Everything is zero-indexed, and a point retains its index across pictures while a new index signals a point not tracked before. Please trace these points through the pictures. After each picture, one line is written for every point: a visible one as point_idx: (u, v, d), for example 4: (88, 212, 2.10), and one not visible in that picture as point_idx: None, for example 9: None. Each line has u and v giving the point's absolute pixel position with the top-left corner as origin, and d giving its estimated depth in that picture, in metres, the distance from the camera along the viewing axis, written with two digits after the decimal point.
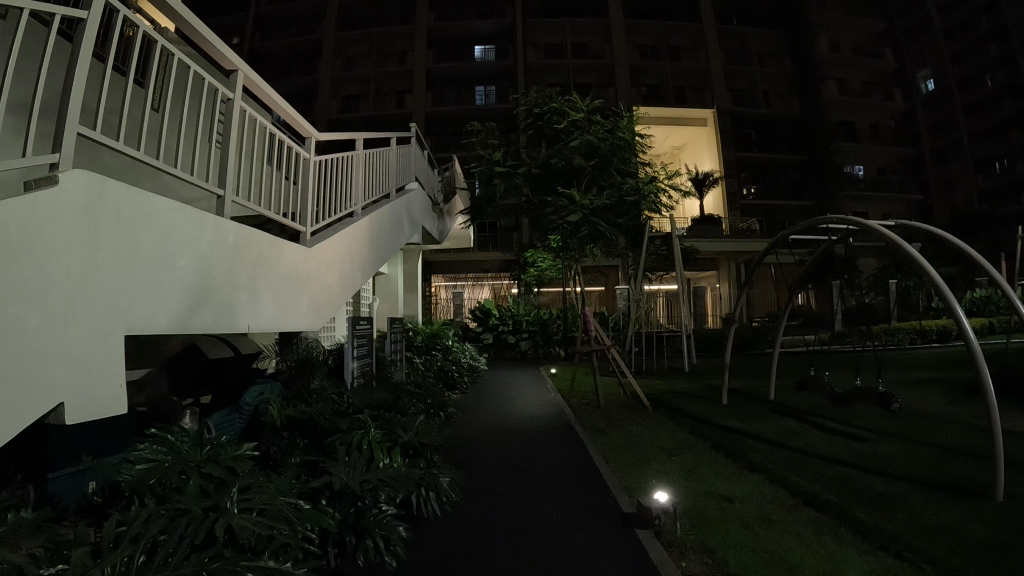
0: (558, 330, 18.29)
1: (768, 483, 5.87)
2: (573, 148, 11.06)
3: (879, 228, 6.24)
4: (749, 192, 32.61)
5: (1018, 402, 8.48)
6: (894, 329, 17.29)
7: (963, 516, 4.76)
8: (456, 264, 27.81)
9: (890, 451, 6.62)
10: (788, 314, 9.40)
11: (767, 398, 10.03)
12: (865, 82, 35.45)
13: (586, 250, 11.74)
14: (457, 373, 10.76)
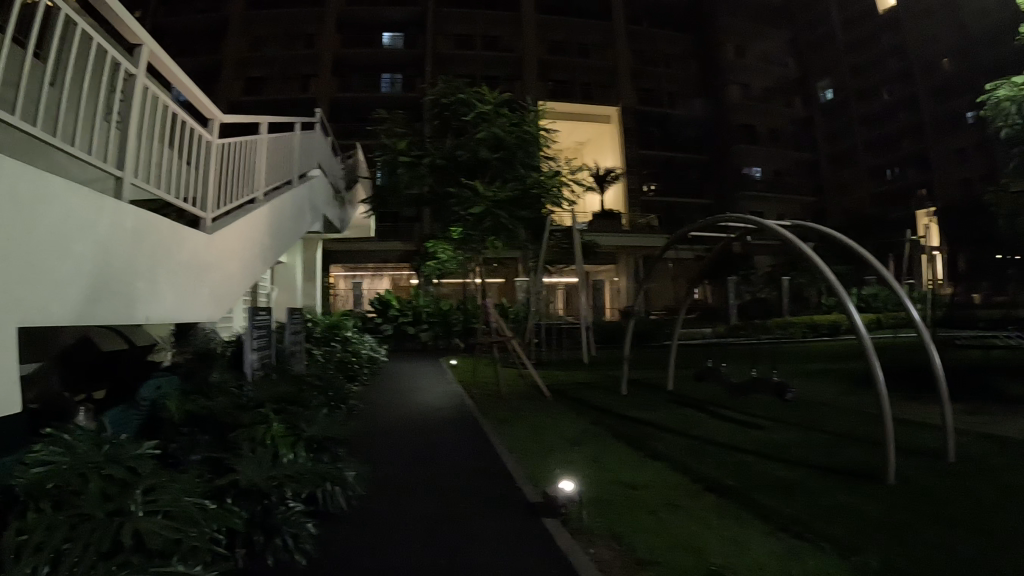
0: (460, 320, 18.15)
1: (670, 470, 6.08)
2: (479, 140, 11.10)
3: (774, 227, 6.53)
4: (649, 188, 33.12)
5: (903, 394, 9.05)
6: (788, 322, 18.01)
7: (855, 497, 5.09)
8: (356, 253, 27.27)
9: (787, 439, 6.97)
10: (686, 308, 9.64)
11: (666, 388, 10.29)
12: (766, 88, 36.95)
13: (488, 242, 11.87)
14: (357, 364, 10.46)
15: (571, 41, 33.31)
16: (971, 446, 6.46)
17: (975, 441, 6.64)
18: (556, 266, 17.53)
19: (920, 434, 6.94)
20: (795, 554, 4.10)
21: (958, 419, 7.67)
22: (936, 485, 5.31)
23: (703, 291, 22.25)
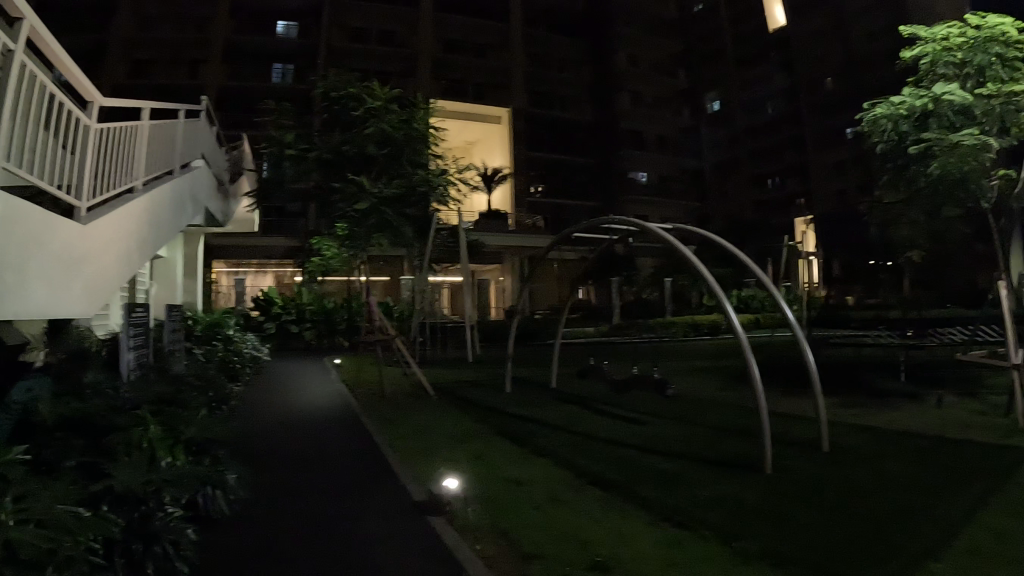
0: (345, 318, 17.73)
1: (554, 466, 6.23)
2: (366, 135, 11.14)
3: (657, 230, 6.82)
4: (537, 190, 33.82)
5: (778, 389, 9.70)
6: (670, 322, 18.71)
7: (728, 486, 5.43)
8: (238, 249, 26.15)
9: (668, 434, 7.28)
10: (569, 308, 9.85)
11: (550, 387, 10.44)
12: (656, 97, 38.40)
13: (374, 239, 11.77)
14: (238, 364, 10.03)
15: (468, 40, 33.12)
16: (838, 436, 7.03)
17: (841, 432, 7.23)
18: (440, 265, 17.52)
19: (793, 426, 7.46)
20: (678, 542, 4.33)
21: (827, 411, 8.31)
22: (803, 473, 5.74)
23: (587, 290, 22.94)
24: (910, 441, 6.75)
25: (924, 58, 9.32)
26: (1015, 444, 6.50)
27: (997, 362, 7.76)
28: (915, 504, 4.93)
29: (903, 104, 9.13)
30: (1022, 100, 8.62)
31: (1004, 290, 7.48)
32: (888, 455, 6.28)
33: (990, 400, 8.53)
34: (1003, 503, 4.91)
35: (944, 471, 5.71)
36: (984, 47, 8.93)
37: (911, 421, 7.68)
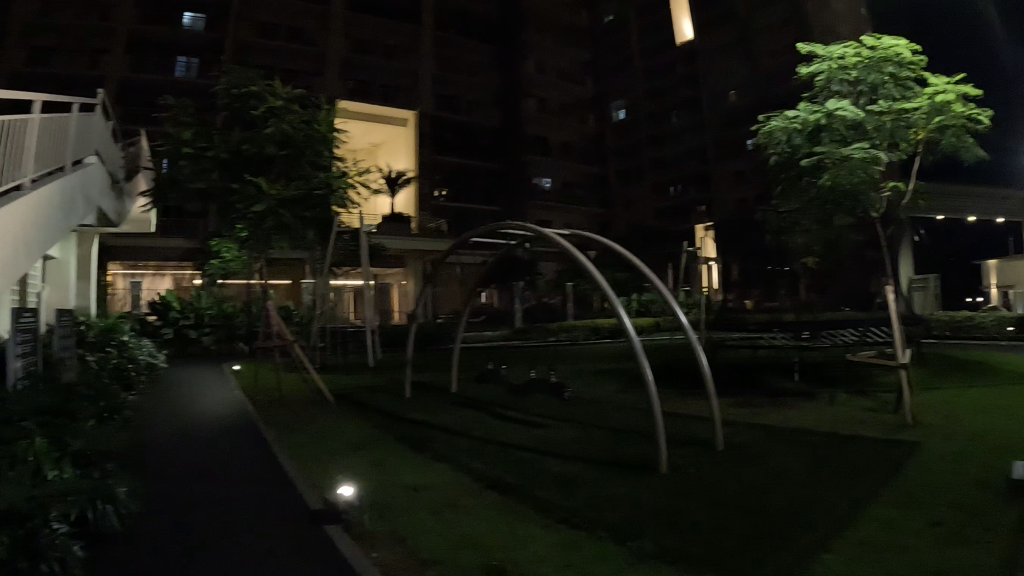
0: (245, 323, 17.18)
1: (454, 471, 6.25)
2: (267, 136, 10.81)
3: (554, 236, 6.97)
4: (440, 194, 33.86)
5: (676, 390, 10.04)
6: (572, 326, 18.96)
7: (622, 486, 5.61)
8: (135, 249, 24.68)
9: (568, 436, 7.42)
10: (468, 313, 9.88)
11: (452, 392, 10.44)
12: (563, 103, 39.39)
13: (273, 241, 11.58)
14: (134, 371, 9.54)
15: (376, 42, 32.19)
16: (737, 435, 7.38)
17: (739, 430, 7.59)
18: (342, 268, 17.29)
19: (693, 426, 7.75)
20: (576, 543, 4.45)
21: (725, 411, 8.68)
22: (699, 472, 5.98)
23: (491, 294, 23.07)
24: (800, 438, 7.16)
25: (819, 74, 10.18)
26: (900, 438, 7.03)
27: (882, 361, 8.34)
28: (805, 498, 5.25)
29: (795, 119, 10.05)
30: (910, 117, 9.73)
31: (891, 295, 8.04)
32: (783, 452, 6.64)
33: (876, 397, 9.18)
34: (888, 493, 5.31)
35: (833, 466, 6.10)
36: (876, 66, 9.83)
37: (806, 417, 8.16)
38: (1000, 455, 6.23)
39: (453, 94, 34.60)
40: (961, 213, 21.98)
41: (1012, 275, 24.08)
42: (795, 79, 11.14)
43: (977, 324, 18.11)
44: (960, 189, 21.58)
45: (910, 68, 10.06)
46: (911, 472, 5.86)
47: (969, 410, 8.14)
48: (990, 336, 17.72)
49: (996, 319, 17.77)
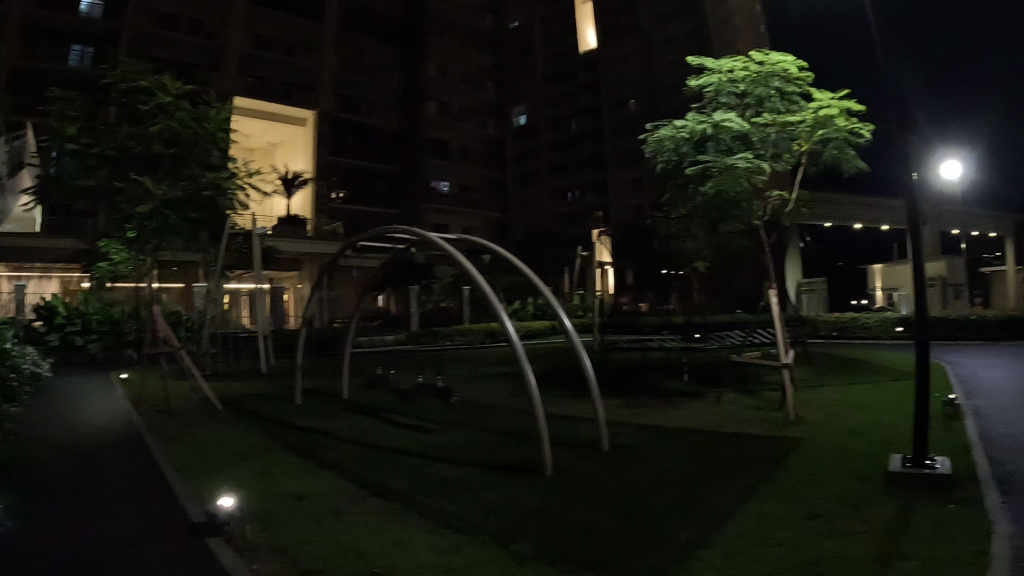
0: (134, 328, 16.50)
1: (338, 477, 6.05)
2: (151, 134, 11.36)
3: (434, 239, 7.03)
4: (338, 196, 33.40)
5: (564, 393, 10.11)
6: (468, 330, 19.15)
7: (507, 490, 5.63)
8: (24, 248, 23.27)
9: (454, 440, 7.34)
10: (358, 316, 9.70)
11: (340, 396, 10.16)
12: (462, 107, 39.38)
13: (163, 242, 12.20)
14: (16, 382, 8.77)
15: (278, 37, 31.05)
16: (623, 436, 7.54)
17: (625, 431, 7.76)
18: (231, 271, 17.30)
19: (580, 429, 7.87)
20: (456, 548, 4.44)
21: (614, 413, 8.83)
22: (583, 474, 6.07)
23: (386, 298, 22.80)
24: (682, 437, 7.41)
25: (710, 86, 11.62)
26: (780, 435, 7.36)
27: (768, 361, 8.80)
28: (685, 496, 5.41)
29: (685, 128, 11.50)
30: (786, 131, 11.35)
31: (774, 300, 8.69)
32: (667, 451, 6.83)
33: (762, 396, 9.56)
34: (766, 489, 5.54)
35: (714, 464, 6.31)
36: (763, 81, 11.34)
37: (690, 417, 8.42)
38: (872, 449, 6.61)
39: (353, 95, 34.09)
40: (847, 220, 23.36)
41: (894, 279, 25.50)
42: (688, 90, 12.60)
43: (859, 324, 19.14)
44: (843, 198, 22.88)
45: (794, 83, 11.59)
46: (787, 468, 6.15)
47: (846, 407, 8.58)
48: (874, 335, 18.90)
49: (874, 320, 18.92)
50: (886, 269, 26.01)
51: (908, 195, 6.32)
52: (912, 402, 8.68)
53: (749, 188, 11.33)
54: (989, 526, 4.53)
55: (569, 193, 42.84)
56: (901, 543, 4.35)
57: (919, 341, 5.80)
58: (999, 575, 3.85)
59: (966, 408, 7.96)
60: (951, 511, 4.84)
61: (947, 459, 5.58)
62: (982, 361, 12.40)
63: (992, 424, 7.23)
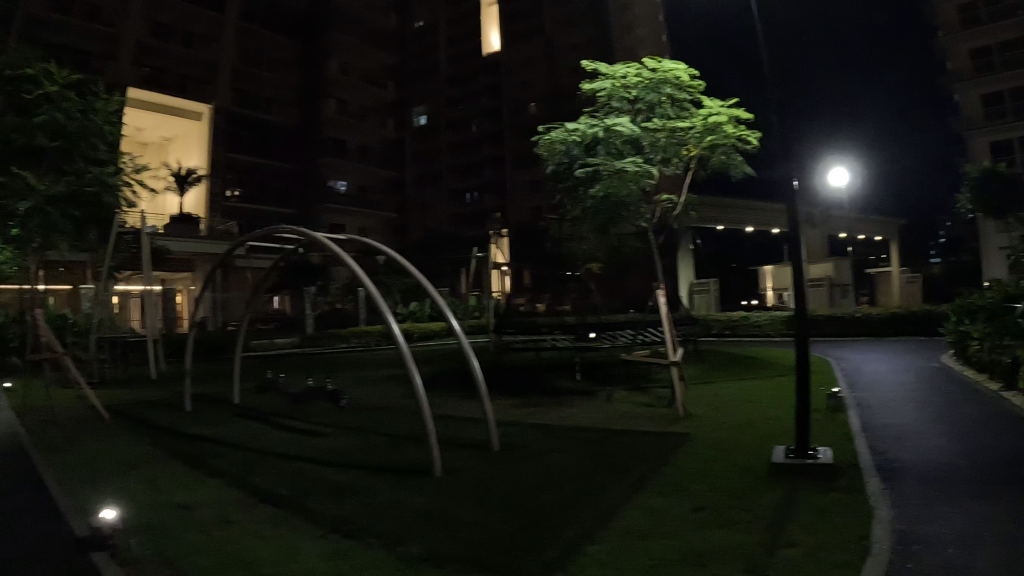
0: (18, 336, 15.46)
1: (227, 485, 5.69)
2: (37, 126, 10.84)
3: (324, 240, 6.87)
4: (233, 194, 32.26)
5: (459, 393, 10.02)
6: (362, 331, 18.58)
7: (402, 493, 5.53)
8: None
9: (347, 441, 7.13)
10: (249, 318, 9.33)
11: (231, 401, 9.75)
12: (363, 106, 38.68)
13: (48, 243, 11.59)
14: None
15: (178, 27, 29.64)
16: (516, 436, 7.60)
17: (519, 431, 7.81)
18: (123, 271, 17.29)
19: (471, 429, 7.90)
20: (347, 553, 4.34)
21: (506, 413, 8.86)
22: (477, 475, 6.06)
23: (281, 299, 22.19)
24: (574, 436, 7.52)
25: (603, 90, 11.86)
26: (669, 432, 7.55)
27: (656, 357, 9.19)
28: (577, 494, 5.50)
29: (577, 131, 11.71)
30: (678, 136, 11.73)
31: (662, 301, 9.14)
32: (561, 450, 6.92)
33: (653, 393, 9.81)
34: (655, 485, 5.68)
35: (605, 461, 6.43)
36: (655, 87, 11.64)
37: (581, 416, 8.56)
38: (755, 441, 6.90)
39: (253, 90, 33.20)
40: (738, 224, 24.40)
41: (782, 279, 27.01)
42: (582, 94, 12.87)
43: (750, 322, 19.88)
44: (731, 202, 23.80)
45: (685, 90, 11.96)
46: (673, 464, 6.30)
47: (732, 402, 8.90)
48: (765, 333, 19.67)
49: (764, 318, 19.67)
50: (776, 269, 27.36)
51: (791, 199, 6.63)
52: (793, 397, 9.02)
53: (638, 191, 11.65)
54: (866, 511, 4.78)
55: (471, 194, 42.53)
56: (784, 531, 4.54)
57: (799, 338, 6.12)
58: (875, 559, 4.03)
59: (846, 400, 8.40)
60: (831, 499, 5.08)
61: (826, 450, 5.85)
62: (863, 356, 13.17)
63: (869, 415, 7.67)
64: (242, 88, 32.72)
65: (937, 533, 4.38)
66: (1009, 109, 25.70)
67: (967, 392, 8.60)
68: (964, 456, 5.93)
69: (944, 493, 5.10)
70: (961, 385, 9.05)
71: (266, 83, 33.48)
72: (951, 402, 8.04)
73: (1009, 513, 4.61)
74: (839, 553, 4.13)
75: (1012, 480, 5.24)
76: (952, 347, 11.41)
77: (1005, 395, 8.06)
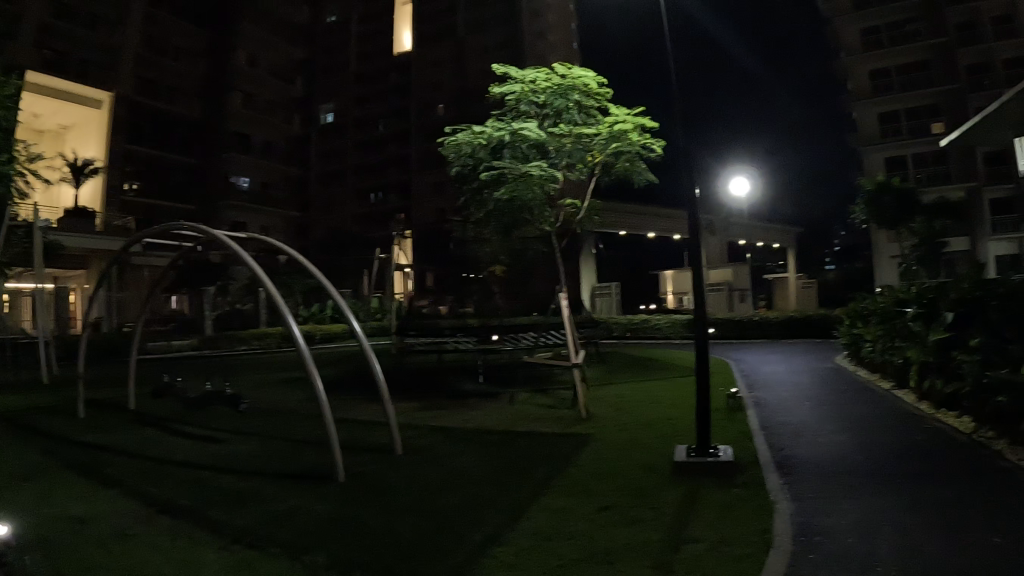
0: None
1: (122, 495, 5.36)
2: None
3: (225, 238, 6.60)
4: (131, 188, 30.72)
5: (360, 396, 9.89)
6: (263, 333, 18.51)
7: (306, 500, 5.36)
8: None
9: (248, 448, 6.83)
10: (145, 319, 8.84)
11: (125, 407, 9.15)
12: (269, 101, 38.66)
13: None
14: None
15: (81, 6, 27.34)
16: (419, 439, 7.54)
17: (420, 433, 7.78)
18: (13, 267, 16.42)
19: (374, 432, 7.79)
20: (248, 564, 4.17)
21: (409, 416, 8.78)
22: (379, 479, 5.97)
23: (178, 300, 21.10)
24: (480, 438, 7.54)
25: (512, 94, 12.05)
26: (571, 432, 7.70)
27: (557, 360, 9.28)
28: (485, 497, 5.52)
29: (483, 134, 11.85)
30: (581, 142, 11.98)
31: (565, 305, 9.24)
32: (464, 452, 6.94)
33: (554, 394, 9.98)
34: (559, 485, 5.79)
35: (509, 463, 6.49)
36: (564, 93, 11.89)
37: (486, 417, 8.61)
38: (657, 441, 7.14)
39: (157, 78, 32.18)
40: (640, 230, 25.17)
41: (683, 283, 28.18)
42: (490, 98, 13.04)
43: (651, 325, 20.56)
44: (635, 209, 24.57)
45: (593, 97, 12.28)
46: (579, 464, 6.42)
47: (634, 403, 9.18)
48: (664, 335, 20.29)
49: (665, 322, 20.35)
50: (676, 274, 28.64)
51: (693, 207, 6.86)
52: (694, 397, 9.39)
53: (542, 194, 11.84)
54: (767, 506, 5.02)
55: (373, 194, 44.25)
56: (688, 528, 4.71)
57: (698, 341, 6.36)
58: (774, 552, 4.23)
59: (745, 400, 8.83)
60: (731, 494, 5.31)
61: (726, 449, 6.08)
62: (759, 357, 13.89)
63: (767, 413, 8.09)
64: (146, 76, 31.61)
65: (831, 524, 4.67)
66: (901, 125, 30.40)
67: (860, 391, 9.18)
68: (855, 451, 6.32)
69: (836, 487, 5.42)
70: (855, 384, 9.66)
71: (169, 73, 32.41)
72: (844, 400, 8.58)
73: (896, 503, 4.96)
74: (741, 547, 4.33)
75: (897, 473, 5.63)
76: (847, 349, 12.12)
77: (896, 393, 8.70)
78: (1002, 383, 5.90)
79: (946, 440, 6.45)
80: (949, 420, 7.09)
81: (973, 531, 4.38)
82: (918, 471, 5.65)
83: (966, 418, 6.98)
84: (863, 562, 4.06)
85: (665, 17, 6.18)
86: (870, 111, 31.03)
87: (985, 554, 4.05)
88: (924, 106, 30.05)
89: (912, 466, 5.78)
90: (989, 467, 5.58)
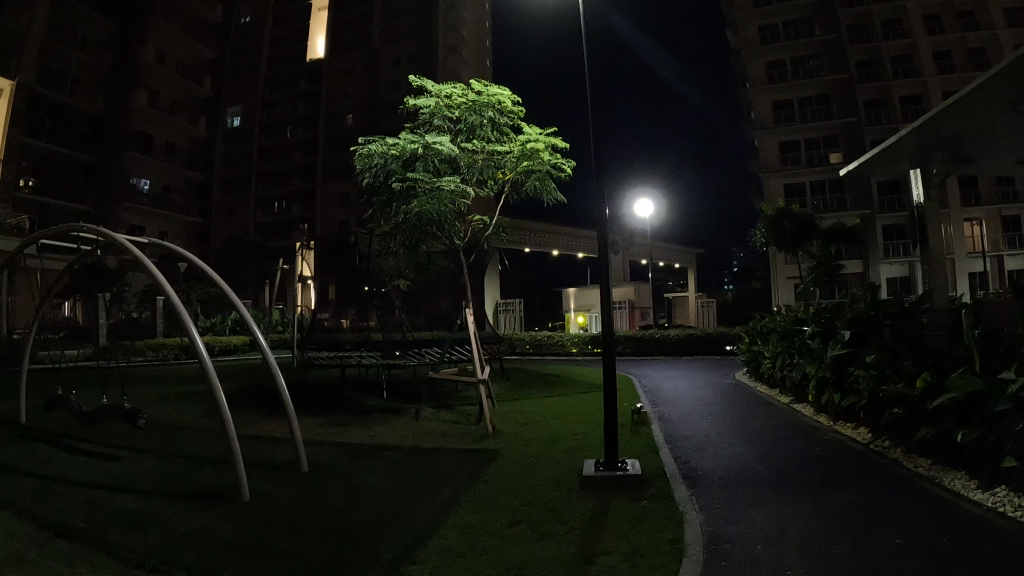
0: None
1: (11, 518, 4.92)
2: None
3: (125, 245, 6.20)
4: (26, 183, 28.93)
5: (260, 411, 9.49)
6: (158, 344, 17.64)
7: (209, 520, 5.11)
8: None
9: (144, 467, 6.39)
10: (36, 326, 8.17)
11: (15, 421, 8.37)
12: (173, 101, 37.85)
13: None
14: None
15: None
16: (324, 455, 7.33)
17: (325, 450, 7.56)
18: None
19: (278, 448, 7.51)
20: None
21: (313, 431, 8.52)
22: (284, 497, 5.76)
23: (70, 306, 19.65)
24: (392, 453, 7.42)
25: (427, 107, 12.12)
26: (479, 447, 7.72)
27: (462, 376, 9.16)
28: (393, 513, 5.43)
29: (396, 146, 11.90)
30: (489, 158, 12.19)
31: (470, 318, 9.03)
32: (370, 469, 6.81)
33: (459, 410, 9.94)
34: (469, 501, 5.76)
35: (418, 480, 6.40)
36: (478, 109, 12.06)
37: (392, 433, 8.48)
38: (571, 456, 7.23)
39: (60, 68, 30.81)
40: (545, 247, 25.53)
41: (587, 300, 28.60)
42: (404, 109, 13.04)
43: (555, 341, 21.00)
44: (545, 227, 25.20)
45: (506, 115, 12.54)
46: (490, 480, 6.41)
47: (543, 419, 9.25)
48: (562, 350, 20.77)
49: (568, 338, 20.84)
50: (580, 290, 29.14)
51: (603, 226, 7.00)
52: (604, 411, 9.67)
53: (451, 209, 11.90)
54: (678, 516, 5.21)
55: (273, 204, 43.34)
56: (602, 539, 4.81)
57: (607, 358, 6.50)
58: (691, 562, 4.37)
59: (650, 415, 9.13)
60: (641, 507, 5.46)
61: (634, 462, 6.23)
62: (662, 373, 14.40)
63: (671, 428, 8.41)
64: (48, 67, 30.22)
65: (740, 533, 4.89)
66: (801, 156, 34.55)
67: (758, 404, 9.70)
68: (756, 462, 6.66)
69: (742, 497, 5.69)
70: (756, 398, 10.18)
71: (73, 64, 31.26)
72: (740, 415, 9.00)
73: (797, 510, 5.26)
74: (657, 557, 4.45)
75: (797, 482, 5.97)
76: (745, 366, 12.72)
77: (794, 407, 9.27)
78: (893, 396, 6.40)
79: (841, 451, 6.88)
80: (843, 433, 7.59)
81: (872, 533, 4.71)
82: (817, 479, 5.99)
83: (860, 429, 7.61)
84: (770, 568, 4.28)
85: (587, 40, 6.44)
86: (770, 140, 35.39)
87: (884, 554, 4.35)
88: (822, 137, 34.54)
89: (809, 475, 6.15)
90: (879, 474, 6.00)
